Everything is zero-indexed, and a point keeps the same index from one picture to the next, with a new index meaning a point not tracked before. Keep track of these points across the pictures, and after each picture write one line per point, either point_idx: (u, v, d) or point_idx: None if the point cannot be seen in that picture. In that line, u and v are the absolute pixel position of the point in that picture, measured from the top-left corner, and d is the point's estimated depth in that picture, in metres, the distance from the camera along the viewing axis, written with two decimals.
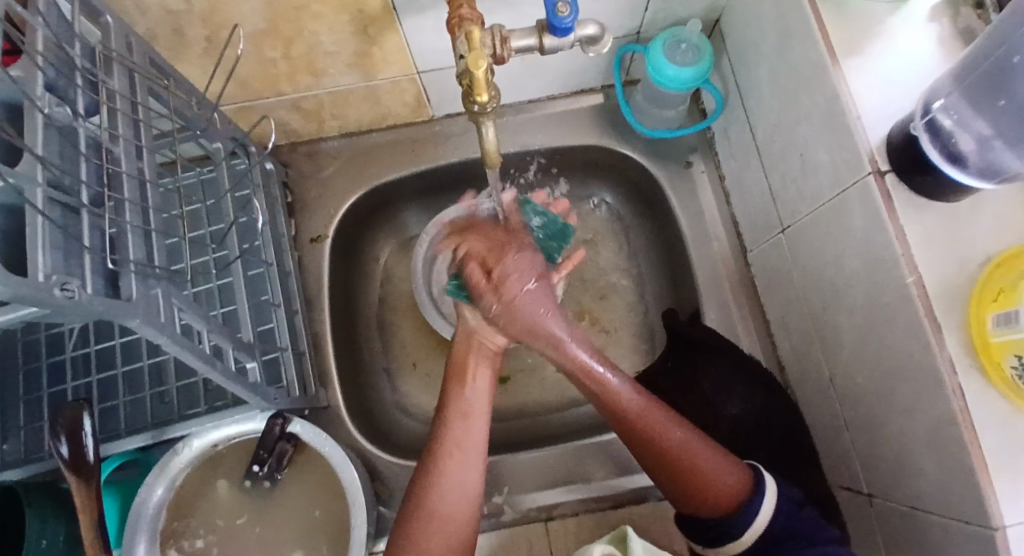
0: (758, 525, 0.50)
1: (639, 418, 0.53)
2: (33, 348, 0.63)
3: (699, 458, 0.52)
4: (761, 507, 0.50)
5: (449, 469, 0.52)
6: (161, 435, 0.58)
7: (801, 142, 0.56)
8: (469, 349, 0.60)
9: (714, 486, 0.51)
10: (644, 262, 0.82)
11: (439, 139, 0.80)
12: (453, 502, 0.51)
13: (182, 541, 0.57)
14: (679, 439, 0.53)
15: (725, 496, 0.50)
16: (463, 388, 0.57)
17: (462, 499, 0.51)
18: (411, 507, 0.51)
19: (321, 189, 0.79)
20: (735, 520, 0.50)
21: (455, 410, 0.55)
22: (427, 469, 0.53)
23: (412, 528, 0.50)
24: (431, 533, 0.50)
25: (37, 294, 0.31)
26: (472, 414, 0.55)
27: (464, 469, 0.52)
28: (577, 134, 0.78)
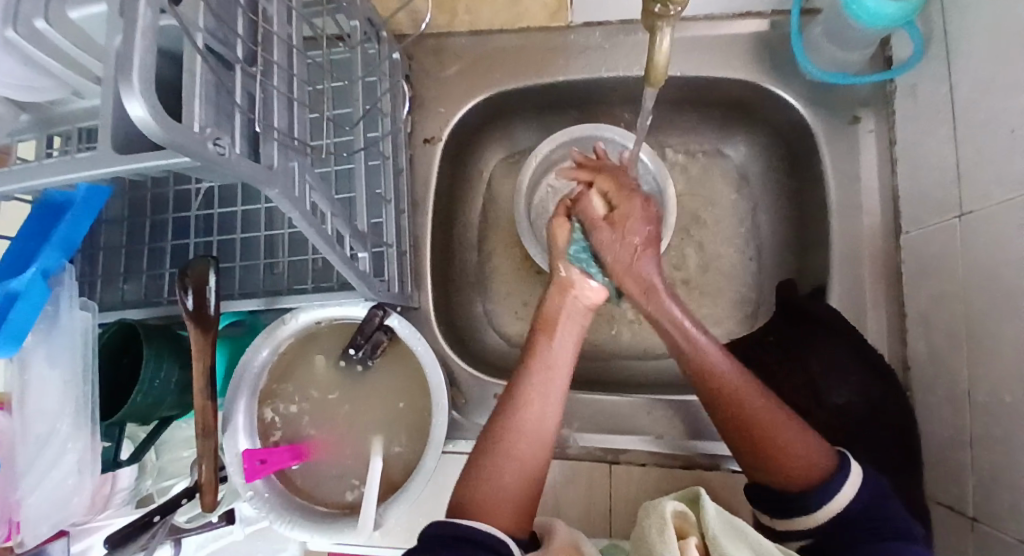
0: (834, 507, 0.46)
1: (731, 423, 0.51)
2: (162, 201, 0.66)
3: (784, 429, 0.49)
4: (841, 491, 0.46)
5: (528, 409, 0.51)
6: (270, 304, 0.59)
7: (1016, 111, 0.47)
8: (559, 307, 0.58)
9: (794, 467, 0.48)
10: (769, 223, 0.75)
11: (572, 51, 0.74)
12: (528, 441, 0.51)
13: (277, 402, 0.61)
14: (771, 416, 0.50)
15: (820, 515, 0.46)
16: (551, 339, 0.55)
17: (536, 441, 0.51)
18: (485, 441, 0.51)
19: (441, 88, 0.76)
20: (812, 497, 0.47)
21: (538, 357, 0.54)
22: (502, 410, 0.53)
23: (486, 459, 0.50)
24: (503, 465, 0.49)
25: (192, 144, 0.31)
26: (557, 366, 0.54)
27: (543, 411, 0.52)
28: (728, 66, 0.69)
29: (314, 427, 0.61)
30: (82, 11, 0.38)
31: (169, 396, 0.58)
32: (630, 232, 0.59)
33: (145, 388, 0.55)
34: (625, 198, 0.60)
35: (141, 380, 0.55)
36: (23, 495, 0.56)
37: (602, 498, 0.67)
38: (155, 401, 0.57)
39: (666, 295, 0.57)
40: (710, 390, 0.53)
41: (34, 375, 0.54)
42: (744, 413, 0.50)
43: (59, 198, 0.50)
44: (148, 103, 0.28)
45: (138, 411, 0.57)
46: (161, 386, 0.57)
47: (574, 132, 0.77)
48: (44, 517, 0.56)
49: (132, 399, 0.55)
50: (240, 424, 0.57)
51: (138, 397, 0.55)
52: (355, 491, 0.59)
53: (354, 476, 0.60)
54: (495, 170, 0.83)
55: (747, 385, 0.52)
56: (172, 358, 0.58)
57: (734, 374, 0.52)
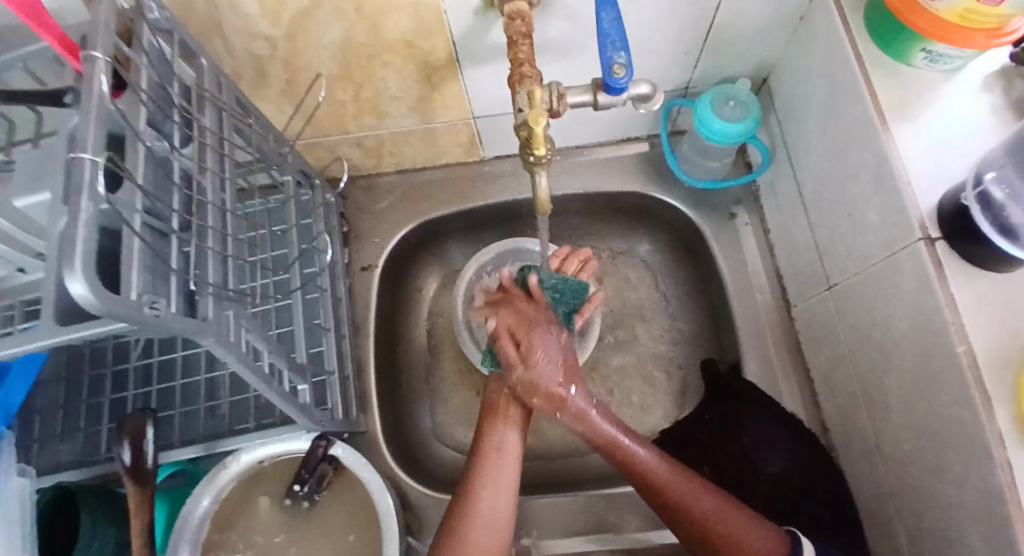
0: None
1: (694, 532, 0.54)
2: (101, 356, 0.67)
3: (733, 521, 0.52)
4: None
5: (485, 490, 0.55)
6: (212, 448, 0.61)
7: (849, 199, 0.57)
8: (505, 395, 0.60)
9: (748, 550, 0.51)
10: (682, 308, 0.83)
11: (488, 179, 0.83)
12: (490, 520, 0.53)
13: (221, 554, 0.59)
14: (715, 508, 0.54)
15: None
16: (494, 426, 0.59)
17: (497, 521, 0.54)
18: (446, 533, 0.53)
19: (373, 221, 0.83)
20: None
21: (487, 443, 0.58)
22: (461, 506, 0.54)
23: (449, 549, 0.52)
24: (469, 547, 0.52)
25: (127, 310, 0.34)
26: (505, 453, 0.57)
27: (502, 494, 0.55)
28: (617, 182, 0.80)
29: None
30: (26, 201, 0.43)
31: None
32: (540, 373, 0.58)
33: (79, 554, 0.52)
34: (525, 334, 0.59)
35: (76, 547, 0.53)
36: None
37: None
38: None
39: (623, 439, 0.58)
40: (658, 498, 0.56)
41: None
42: (693, 511, 0.54)
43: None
44: (87, 281, 0.31)
45: None
46: (97, 551, 0.54)
47: (498, 248, 0.84)
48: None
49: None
50: None
51: None
52: None
53: None
54: (432, 290, 0.89)
55: (675, 478, 0.55)
56: (108, 521, 0.56)
57: (661, 469, 0.56)
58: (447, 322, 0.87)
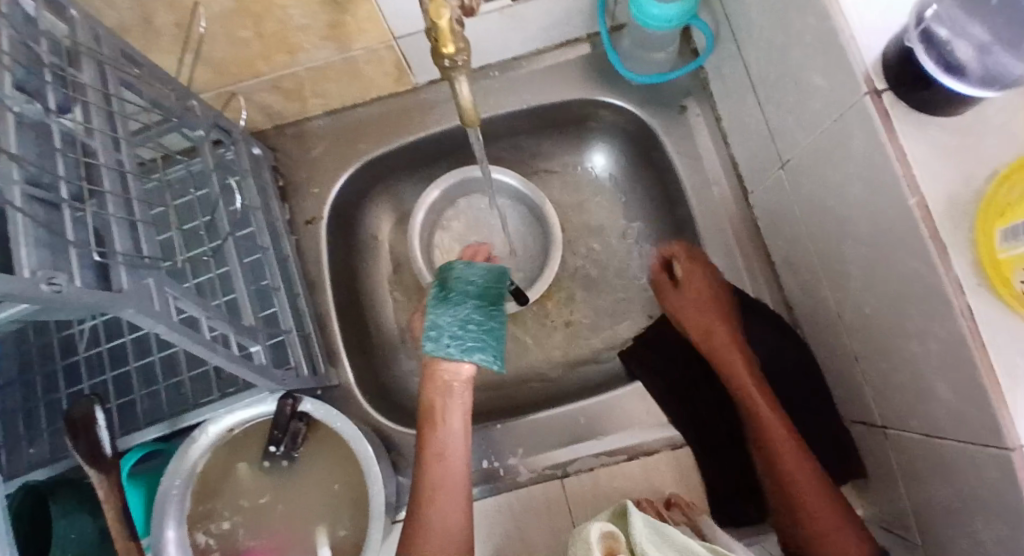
0: None
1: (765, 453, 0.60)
2: (48, 350, 0.64)
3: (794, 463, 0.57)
4: None
5: (436, 476, 0.60)
6: (176, 425, 0.59)
7: (795, 68, 0.54)
8: (442, 394, 0.63)
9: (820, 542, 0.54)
10: (642, 215, 0.81)
11: (425, 108, 0.78)
12: (449, 496, 0.60)
13: (210, 523, 0.58)
14: (805, 475, 0.57)
15: None
16: (435, 429, 0.62)
17: (454, 498, 0.60)
18: (412, 523, 0.59)
19: (310, 170, 0.78)
20: None
21: (428, 452, 0.61)
22: (422, 494, 0.60)
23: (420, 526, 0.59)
24: (429, 533, 0.58)
25: (24, 289, 0.31)
26: (447, 450, 0.61)
27: (451, 479, 0.60)
28: (561, 91, 0.76)
29: (253, 536, 0.58)
30: None
31: (88, 549, 0.54)
32: (694, 282, 0.68)
33: (59, 544, 0.52)
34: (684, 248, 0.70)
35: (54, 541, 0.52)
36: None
37: (563, 516, 0.67)
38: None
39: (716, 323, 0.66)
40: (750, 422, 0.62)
41: None
42: (783, 450, 0.58)
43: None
44: None
45: None
46: (78, 539, 0.53)
47: (446, 181, 0.81)
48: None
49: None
50: None
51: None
52: None
53: None
54: (388, 234, 0.86)
55: (789, 445, 0.59)
56: (83, 510, 0.55)
57: (775, 423, 0.60)
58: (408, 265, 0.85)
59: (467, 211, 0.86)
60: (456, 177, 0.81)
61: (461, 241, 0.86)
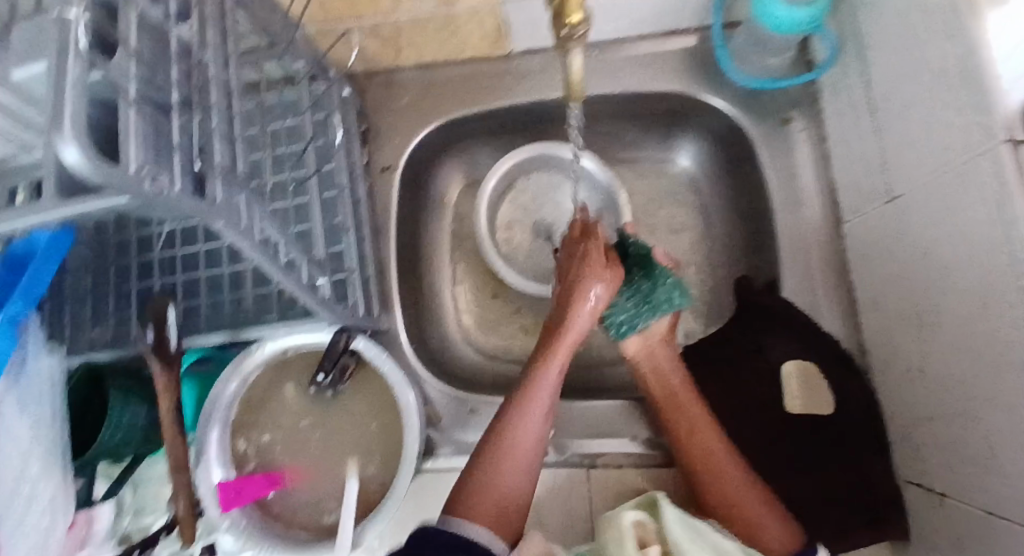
0: None
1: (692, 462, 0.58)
2: (126, 246, 0.68)
3: (727, 470, 0.56)
4: None
5: (532, 414, 0.55)
6: (236, 335, 0.61)
7: (926, 98, 0.50)
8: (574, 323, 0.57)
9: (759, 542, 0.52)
10: (721, 223, 0.78)
11: (518, 74, 0.77)
12: (527, 440, 0.55)
13: (251, 433, 0.61)
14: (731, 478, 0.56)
15: None
16: (548, 365, 0.57)
17: (534, 439, 0.55)
18: (488, 450, 0.55)
19: (394, 118, 0.78)
20: None
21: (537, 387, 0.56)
22: (507, 424, 0.55)
23: (496, 459, 0.54)
24: (507, 470, 0.54)
25: (128, 183, 0.32)
26: (547, 389, 0.56)
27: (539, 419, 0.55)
28: (662, 79, 0.72)
29: (289, 455, 0.61)
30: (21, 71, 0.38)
31: (138, 435, 0.58)
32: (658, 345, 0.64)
33: (113, 426, 0.55)
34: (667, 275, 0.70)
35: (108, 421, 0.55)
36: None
37: (582, 508, 0.66)
38: (123, 439, 0.57)
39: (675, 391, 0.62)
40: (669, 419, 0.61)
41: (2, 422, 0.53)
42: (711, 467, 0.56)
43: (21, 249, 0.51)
44: (78, 147, 0.29)
45: (110, 448, 0.57)
46: (131, 424, 0.57)
47: (533, 150, 0.80)
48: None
49: (100, 437, 0.55)
50: (212, 455, 0.57)
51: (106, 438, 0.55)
52: (334, 513, 0.59)
53: (331, 501, 0.59)
54: (458, 195, 0.86)
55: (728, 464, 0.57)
56: (140, 399, 0.57)
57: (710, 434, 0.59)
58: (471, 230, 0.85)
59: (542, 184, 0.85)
60: (535, 149, 0.80)
61: (528, 216, 0.85)
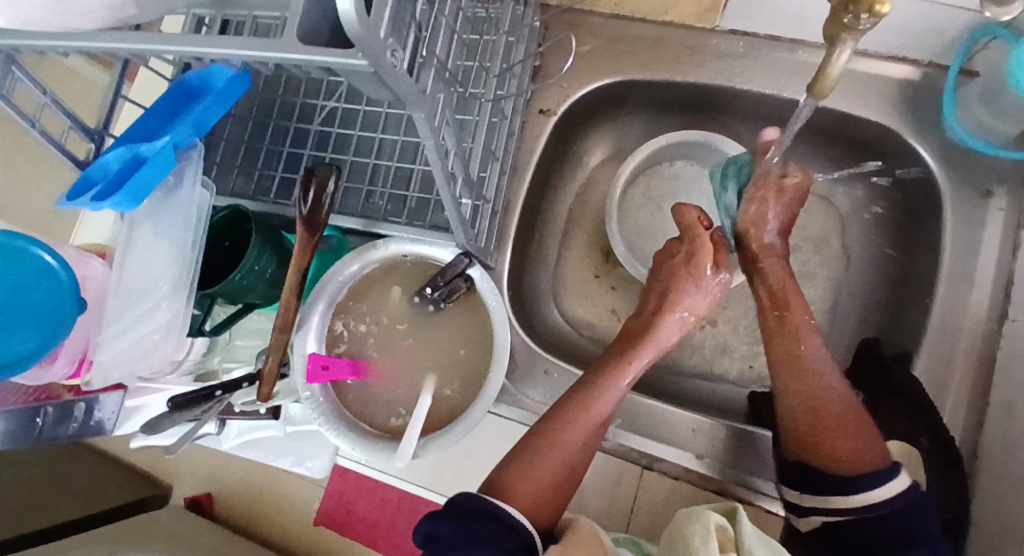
0: (877, 496, 0.49)
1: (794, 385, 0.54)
2: (289, 109, 0.70)
3: (841, 415, 0.52)
4: (877, 491, 0.49)
5: (596, 406, 0.56)
6: (370, 227, 0.64)
7: None
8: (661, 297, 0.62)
9: (837, 459, 0.51)
10: (862, 275, 0.73)
11: (709, 56, 0.73)
12: (585, 429, 0.56)
13: (348, 319, 0.63)
14: (838, 406, 0.52)
15: (860, 500, 0.49)
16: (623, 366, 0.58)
17: (588, 432, 0.56)
18: (541, 432, 0.56)
19: (569, 63, 0.76)
20: (861, 483, 0.49)
21: (604, 385, 0.57)
22: (567, 410, 0.56)
23: (548, 442, 0.55)
24: (554, 457, 0.54)
25: (374, 49, 0.32)
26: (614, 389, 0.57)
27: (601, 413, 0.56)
28: (868, 107, 0.66)
29: (377, 351, 0.62)
30: None
31: (257, 287, 0.60)
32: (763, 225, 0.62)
33: (244, 270, 0.57)
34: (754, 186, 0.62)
35: (241, 265, 0.57)
36: (105, 341, 0.61)
37: (625, 500, 0.66)
38: (249, 287, 0.59)
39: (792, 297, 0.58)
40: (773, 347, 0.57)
41: (142, 236, 0.62)
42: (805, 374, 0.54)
43: (197, 80, 0.53)
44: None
45: (230, 292, 0.59)
46: (258, 273, 0.58)
47: (704, 137, 0.75)
48: (119, 365, 0.62)
49: (230, 277, 0.56)
50: (313, 327, 0.60)
51: (235, 281, 0.57)
52: (400, 418, 0.61)
53: (400, 406, 0.61)
54: (598, 159, 0.84)
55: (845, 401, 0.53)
56: (272, 253, 0.59)
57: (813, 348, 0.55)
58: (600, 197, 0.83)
59: (687, 175, 0.81)
60: (700, 136, 0.76)
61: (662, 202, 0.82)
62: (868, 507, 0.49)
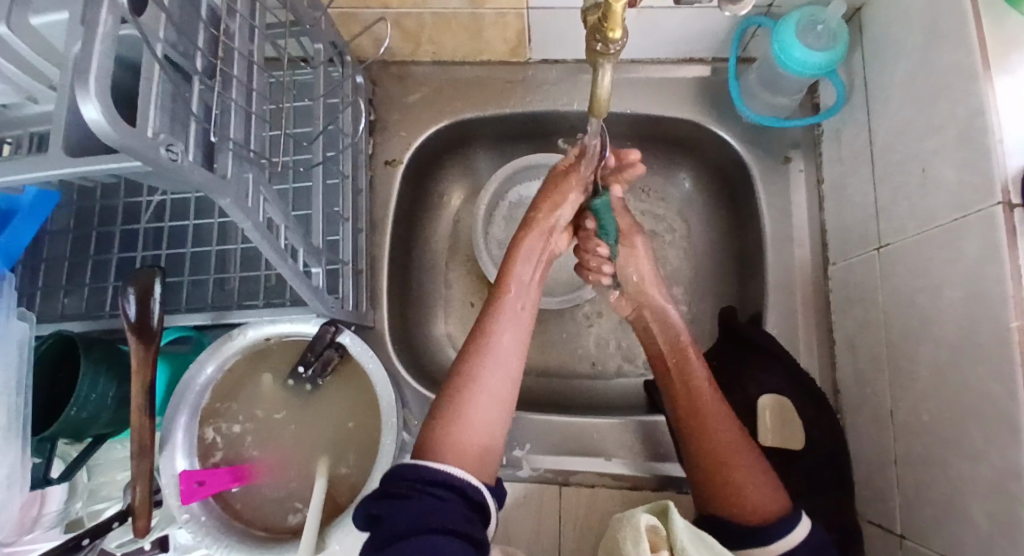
0: (789, 540, 0.50)
1: (702, 445, 0.56)
2: (111, 213, 0.65)
3: (742, 462, 0.54)
4: (794, 530, 0.50)
5: (492, 361, 0.55)
6: (219, 319, 0.58)
7: (926, 153, 0.52)
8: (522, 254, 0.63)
9: (748, 502, 0.52)
10: (711, 253, 0.80)
11: (530, 85, 0.77)
12: (490, 392, 0.54)
13: (220, 422, 0.58)
14: (740, 453, 0.54)
15: (779, 545, 0.50)
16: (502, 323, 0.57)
17: (494, 398, 0.54)
18: (447, 405, 0.53)
19: (402, 113, 0.78)
20: (770, 529, 0.50)
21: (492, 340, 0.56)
22: (466, 378, 0.54)
23: (464, 396, 0.53)
24: (465, 434, 0.51)
25: (144, 148, 0.31)
26: (503, 348, 0.56)
27: (502, 369, 0.55)
28: (673, 106, 0.74)
29: (258, 447, 0.58)
30: (43, 18, 0.39)
31: (106, 412, 0.54)
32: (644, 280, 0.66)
33: (80, 401, 0.51)
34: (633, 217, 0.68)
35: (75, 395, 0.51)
36: None
37: (551, 524, 0.65)
38: (89, 417, 0.53)
39: (690, 348, 0.62)
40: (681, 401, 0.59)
41: None
42: (714, 431, 0.56)
43: (3, 204, 0.52)
44: (100, 102, 0.27)
45: (70, 428, 0.53)
46: (98, 401, 0.53)
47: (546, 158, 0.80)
48: None
49: (64, 414, 0.51)
50: (177, 443, 0.54)
51: (70, 415, 0.51)
52: (299, 513, 0.56)
53: (296, 500, 0.56)
54: (458, 197, 0.85)
55: (737, 441, 0.55)
56: (110, 373, 0.54)
57: (714, 401, 0.58)
58: (466, 233, 0.85)
59: None
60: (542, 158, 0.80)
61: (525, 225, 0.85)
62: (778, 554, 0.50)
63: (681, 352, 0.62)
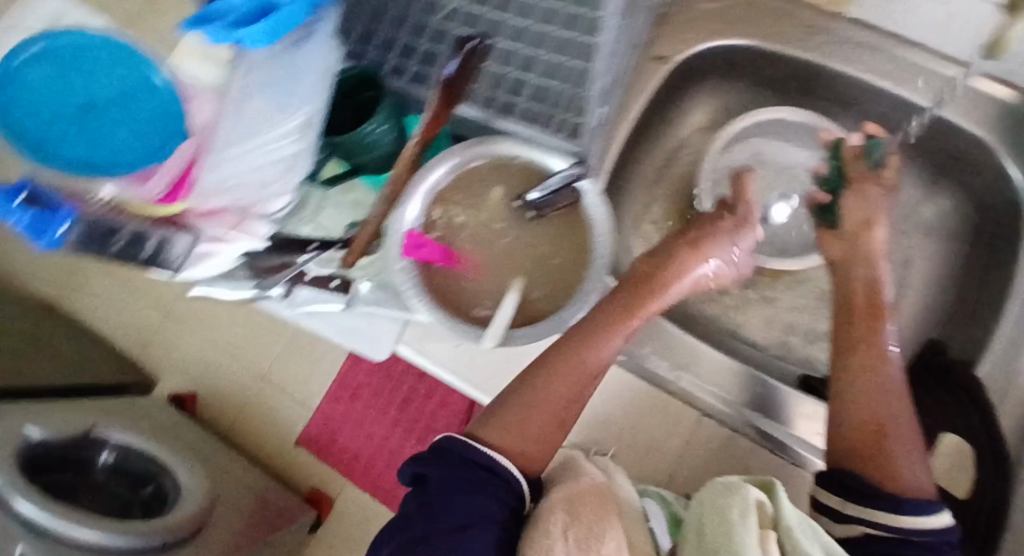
0: (926, 521, 0.45)
1: (861, 412, 0.54)
2: None
3: (903, 445, 0.51)
4: (938, 514, 0.45)
5: (607, 344, 0.52)
6: (487, 122, 0.60)
7: None
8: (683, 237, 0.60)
9: (898, 479, 0.49)
10: (933, 282, 0.75)
11: (831, 39, 0.70)
12: (590, 364, 0.51)
13: (447, 207, 0.61)
14: (901, 435, 0.51)
15: (910, 520, 0.45)
16: (631, 306, 0.54)
17: (599, 360, 0.52)
18: (540, 366, 0.52)
19: (687, 18, 0.73)
20: (908, 503, 0.46)
21: (606, 330, 0.52)
22: (568, 342, 0.52)
23: (574, 348, 0.51)
24: (547, 403, 0.51)
25: None
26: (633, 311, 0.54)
27: (611, 337, 0.52)
28: (979, 119, 0.66)
29: (470, 243, 0.61)
30: None
31: (376, 151, 0.59)
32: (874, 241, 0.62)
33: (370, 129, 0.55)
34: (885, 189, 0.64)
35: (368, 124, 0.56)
36: (214, 159, 0.53)
37: (670, 454, 0.63)
38: (369, 146, 0.58)
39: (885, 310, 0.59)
40: (856, 363, 0.57)
41: (300, 66, 0.55)
42: (880, 404, 0.53)
43: None
44: None
45: (351, 148, 0.58)
46: (381, 135, 0.58)
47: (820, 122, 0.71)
48: (212, 189, 0.52)
49: (359, 131, 0.56)
50: (412, 206, 0.59)
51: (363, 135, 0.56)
52: (485, 310, 0.59)
53: (486, 298, 0.59)
54: (693, 125, 0.83)
55: (903, 424, 0.52)
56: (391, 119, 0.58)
57: (894, 380, 0.55)
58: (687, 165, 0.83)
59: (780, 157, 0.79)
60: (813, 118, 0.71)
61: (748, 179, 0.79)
62: (912, 529, 0.45)
63: (874, 314, 0.59)
